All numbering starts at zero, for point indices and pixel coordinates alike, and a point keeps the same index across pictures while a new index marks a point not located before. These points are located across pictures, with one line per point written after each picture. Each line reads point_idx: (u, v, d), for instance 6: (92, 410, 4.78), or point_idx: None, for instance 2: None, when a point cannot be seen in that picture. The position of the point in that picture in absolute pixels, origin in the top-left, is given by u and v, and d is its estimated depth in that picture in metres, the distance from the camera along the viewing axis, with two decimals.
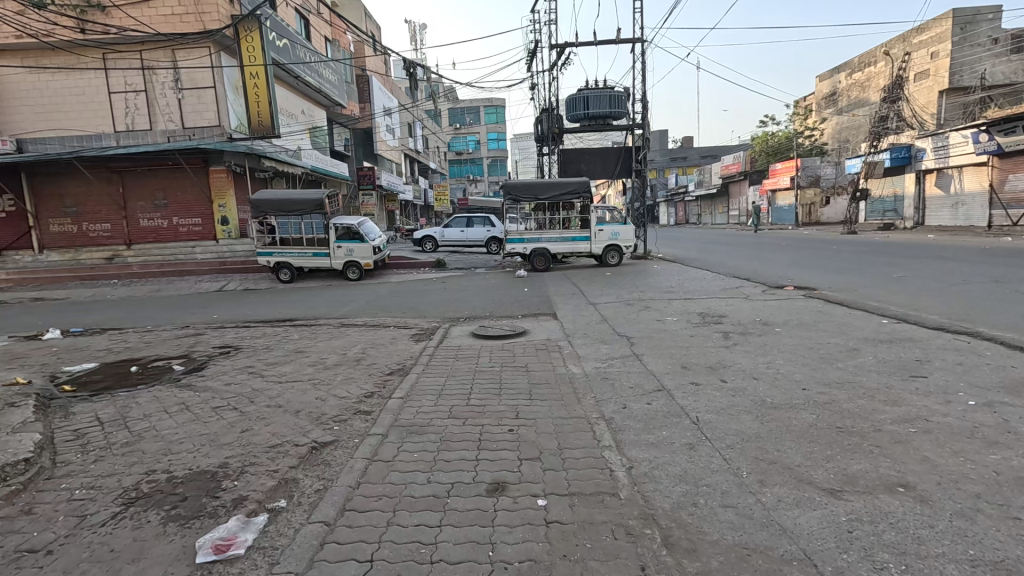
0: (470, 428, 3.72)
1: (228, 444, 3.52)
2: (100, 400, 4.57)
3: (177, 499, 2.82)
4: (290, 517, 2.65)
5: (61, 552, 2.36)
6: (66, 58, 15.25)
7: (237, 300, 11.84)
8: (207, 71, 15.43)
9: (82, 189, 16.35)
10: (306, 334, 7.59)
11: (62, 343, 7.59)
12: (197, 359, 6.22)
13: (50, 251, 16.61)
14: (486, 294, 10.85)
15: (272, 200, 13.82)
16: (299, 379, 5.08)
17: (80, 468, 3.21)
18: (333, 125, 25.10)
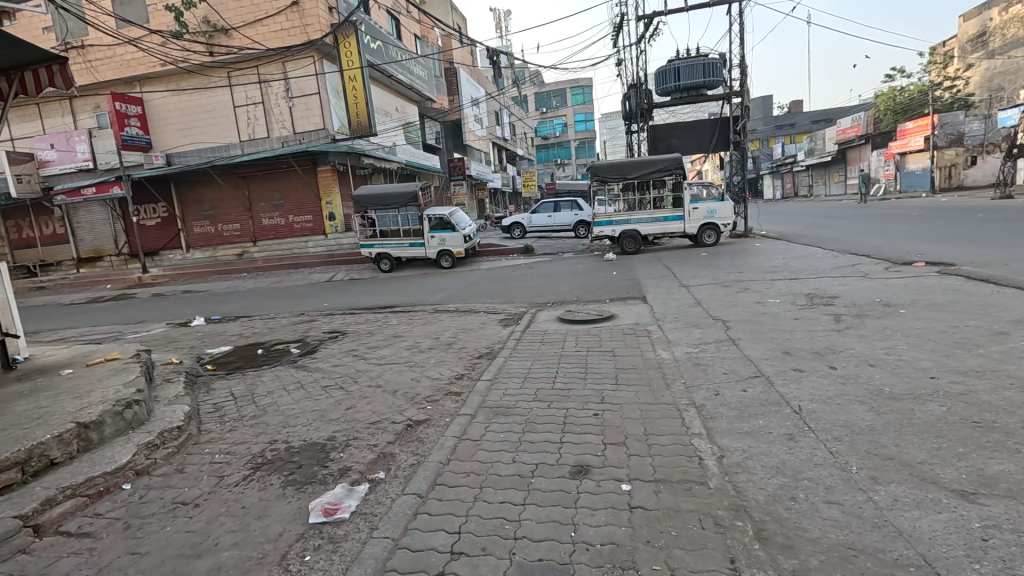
0: (555, 411, 3.77)
1: (335, 420, 3.89)
2: (234, 378, 5.26)
3: (294, 466, 3.18)
4: (387, 488, 2.88)
5: (205, 506, 2.77)
6: (199, 80, 17.36)
7: (344, 289, 12.87)
8: (312, 79, 16.80)
9: (217, 194, 18.64)
10: (403, 320, 8.10)
11: (206, 329, 8.78)
12: (311, 343, 6.90)
13: (195, 249, 19.17)
14: (574, 279, 10.79)
15: (371, 196, 14.73)
16: (396, 361, 5.46)
17: (219, 436, 3.74)
18: (425, 120, 26.15)
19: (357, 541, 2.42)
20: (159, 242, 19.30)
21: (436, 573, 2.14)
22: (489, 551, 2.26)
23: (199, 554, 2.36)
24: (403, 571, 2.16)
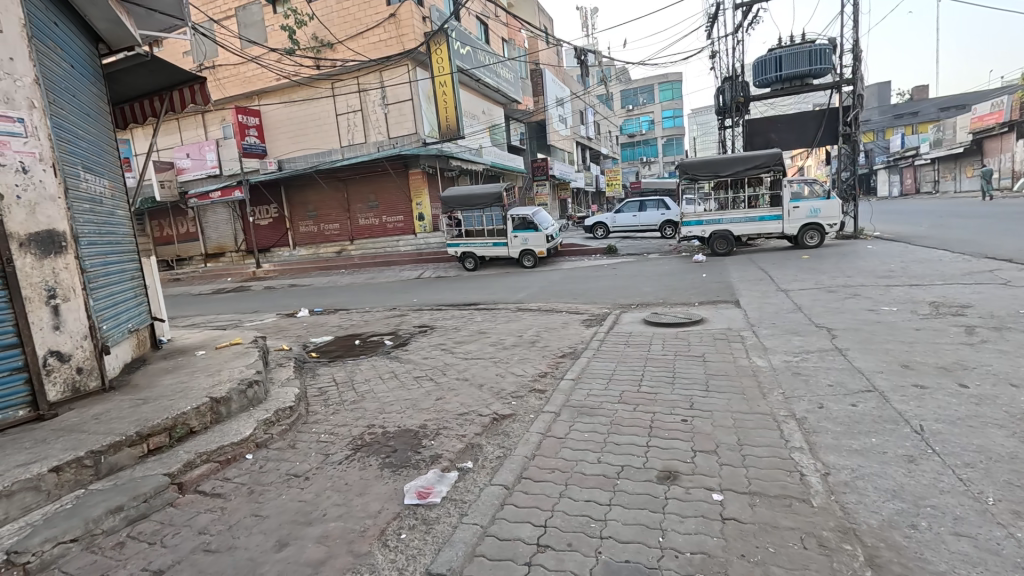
0: (641, 414, 3.70)
1: (426, 409, 4.10)
2: (336, 366, 5.72)
3: (390, 449, 3.40)
4: (476, 477, 2.99)
5: (313, 480, 3.05)
6: (307, 91, 18.94)
7: (431, 286, 13.46)
8: (406, 86, 17.72)
9: (320, 196, 20.26)
10: (488, 317, 8.35)
11: (310, 320, 9.61)
12: (402, 336, 7.32)
13: (300, 247, 20.95)
14: (659, 280, 10.46)
15: (458, 197, 15.25)
16: (481, 356, 5.64)
17: (324, 417, 4.09)
18: (510, 121, 26.61)
19: (449, 524, 2.55)
20: (271, 241, 21.34)
21: (523, 562, 2.20)
22: (575, 547, 2.28)
23: (310, 522, 2.61)
24: (493, 558, 2.25)
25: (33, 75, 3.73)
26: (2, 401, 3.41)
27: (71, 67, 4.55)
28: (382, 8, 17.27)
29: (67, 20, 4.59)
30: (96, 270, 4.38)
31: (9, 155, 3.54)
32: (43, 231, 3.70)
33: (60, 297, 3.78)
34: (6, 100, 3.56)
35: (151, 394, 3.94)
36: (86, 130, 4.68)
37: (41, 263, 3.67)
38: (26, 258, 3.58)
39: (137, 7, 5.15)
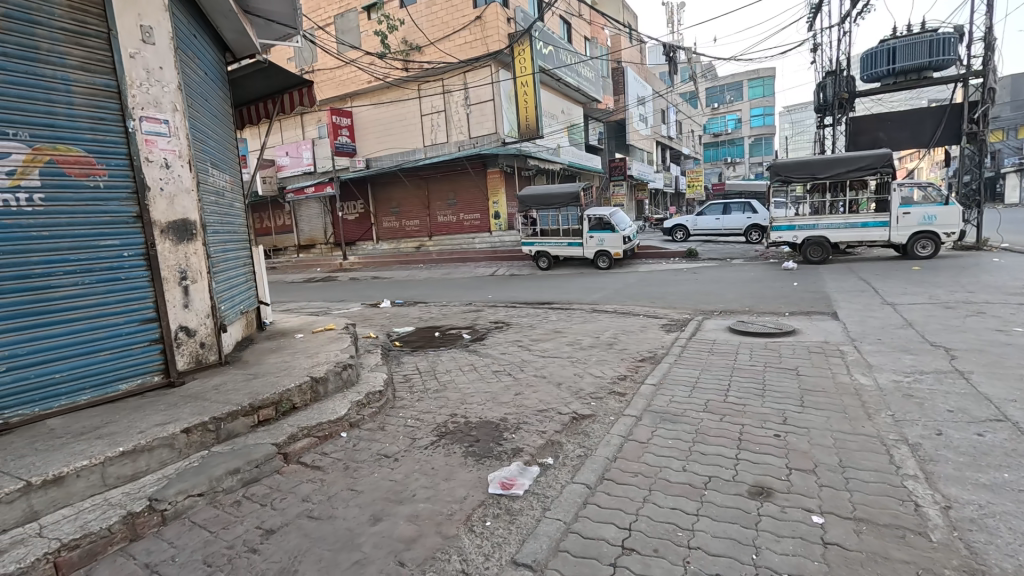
0: (730, 425, 3.55)
1: (506, 403, 4.18)
2: (418, 355, 5.98)
3: (472, 439, 3.51)
4: (557, 474, 3.02)
5: (402, 461, 3.22)
6: (395, 93, 19.82)
7: (506, 283, 13.66)
8: (488, 87, 18.06)
9: (402, 194, 21.20)
10: (563, 316, 8.34)
11: (392, 310, 10.09)
12: (480, 330, 7.50)
13: (383, 242, 22.03)
14: (745, 287, 9.93)
15: (535, 196, 15.30)
16: (559, 355, 5.65)
17: (410, 403, 4.30)
18: (589, 121, 26.35)
19: (532, 517, 2.59)
20: (356, 235, 22.65)
21: (609, 562, 2.19)
22: (661, 554, 2.23)
23: (401, 501, 2.75)
24: (577, 554, 2.26)
25: (177, 81, 4.23)
26: (142, 366, 3.89)
27: (204, 75, 5.10)
28: (469, 11, 17.72)
29: (203, 33, 5.15)
30: (217, 257, 4.87)
31: (156, 152, 4.04)
32: (179, 220, 4.18)
33: (190, 278, 4.26)
34: (156, 104, 4.06)
35: (261, 370, 4.33)
36: (214, 132, 5.22)
37: (177, 249, 4.15)
38: (164, 243, 4.07)
39: (259, 18, 5.65)
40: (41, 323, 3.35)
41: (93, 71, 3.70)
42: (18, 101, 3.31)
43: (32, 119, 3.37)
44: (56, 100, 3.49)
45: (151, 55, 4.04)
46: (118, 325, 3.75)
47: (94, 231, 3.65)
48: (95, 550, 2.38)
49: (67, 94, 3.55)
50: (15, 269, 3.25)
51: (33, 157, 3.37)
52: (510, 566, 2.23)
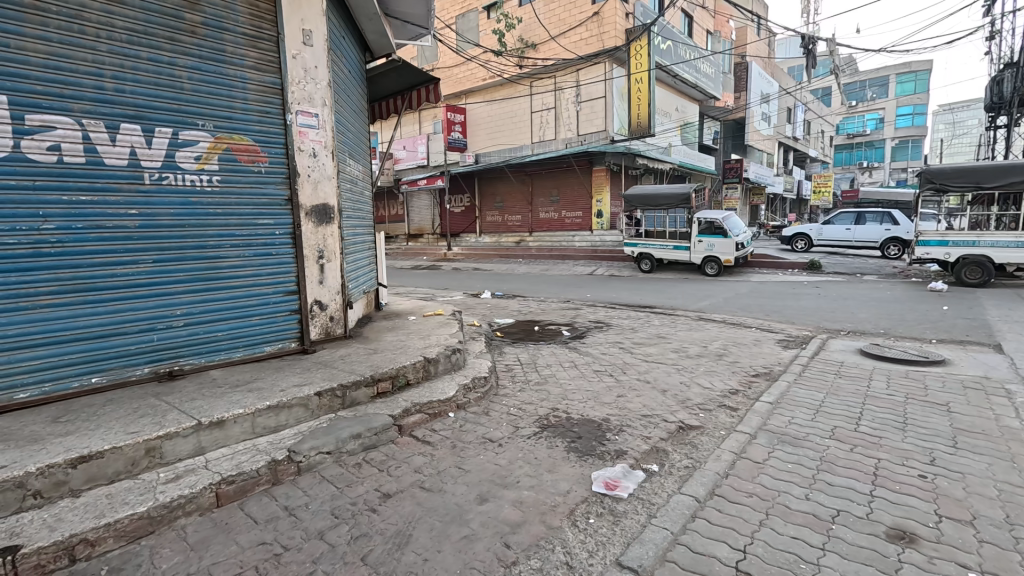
0: (863, 458, 3.19)
1: (608, 403, 4.12)
2: (519, 347, 6.09)
3: (575, 435, 3.51)
4: (664, 482, 2.92)
5: (506, 448, 3.31)
6: (508, 90, 20.27)
7: (605, 283, 13.44)
8: (601, 83, 17.76)
9: (507, 189, 21.67)
10: (666, 321, 8.02)
11: (493, 302, 10.38)
12: (579, 328, 7.46)
13: (485, 235, 22.69)
14: (880, 307, 8.82)
15: (642, 196, 14.71)
16: (663, 361, 5.45)
17: (512, 392, 4.41)
18: (705, 119, 24.99)
19: (637, 522, 2.53)
20: (461, 227, 23.57)
21: None
22: None
23: (506, 485, 2.83)
24: (685, 567, 2.18)
25: (328, 80, 4.66)
26: (283, 332, 4.39)
27: (348, 73, 5.57)
28: (587, 7, 17.57)
29: (350, 35, 5.62)
30: (349, 240, 5.33)
31: (307, 143, 4.49)
32: (322, 205, 4.62)
33: (326, 257, 4.70)
34: (310, 99, 4.51)
35: (379, 346, 4.68)
36: (352, 125, 5.70)
37: (317, 230, 4.60)
38: (308, 225, 4.52)
39: (396, 20, 6.06)
40: (209, 288, 3.90)
41: (264, 71, 4.22)
42: (207, 97, 3.87)
43: (216, 112, 3.92)
44: (236, 96, 4.03)
45: (309, 55, 4.49)
46: (266, 295, 4.26)
47: (256, 211, 4.17)
48: (246, 488, 2.73)
49: (243, 90, 4.08)
50: (196, 241, 3.81)
51: (215, 145, 3.91)
52: (615, 567, 2.20)
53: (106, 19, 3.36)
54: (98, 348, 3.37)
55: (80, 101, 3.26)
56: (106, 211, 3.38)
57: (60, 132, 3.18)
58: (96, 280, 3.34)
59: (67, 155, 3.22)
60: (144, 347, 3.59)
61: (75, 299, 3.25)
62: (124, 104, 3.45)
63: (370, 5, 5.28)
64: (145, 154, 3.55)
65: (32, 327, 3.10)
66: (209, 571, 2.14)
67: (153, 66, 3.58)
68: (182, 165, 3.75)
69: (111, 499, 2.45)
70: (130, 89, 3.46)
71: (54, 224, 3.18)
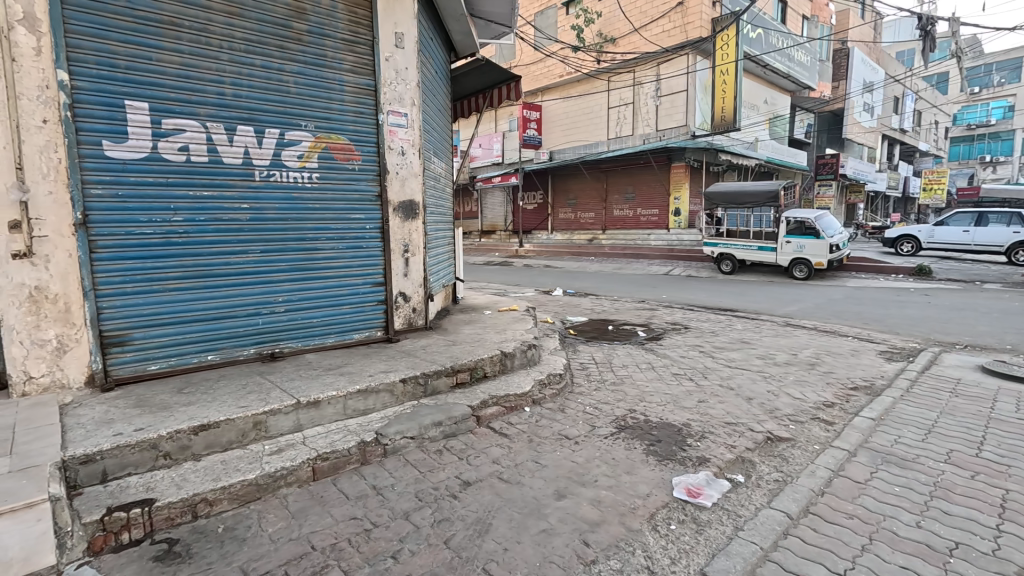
0: (986, 487, 2.84)
1: (689, 408, 3.98)
2: (593, 346, 6.02)
3: (654, 439, 3.42)
4: (751, 494, 2.77)
5: (583, 446, 3.29)
6: (586, 86, 20.06)
7: (683, 284, 12.96)
8: (683, 76, 17.03)
9: (581, 186, 21.47)
10: (750, 326, 7.59)
11: (566, 299, 10.34)
12: (655, 329, 7.25)
13: (557, 232, 22.66)
14: (1004, 319, 7.80)
15: (724, 193, 13.95)
16: (748, 368, 5.17)
17: (588, 391, 4.37)
18: (797, 111, 23.29)
19: (723, 533, 2.42)
20: (534, 224, 23.72)
21: None
22: None
23: (583, 483, 2.82)
24: None
25: (417, 80, 4.84)
26: (370, 321, 4.64)
27: (434, 73, 5.75)
28: None
29: (437, 37, 5.81)
30: (431, 235, 5.54)
31: (396, 141, 4.70)
32: (408, 201, 4.83)
33: (411, 251, 4.90)
34: (400, 100, 4.72)
35: (458, 339, 4.82)
36: (437, 123, 5.88)
37: (404, 225, 4.81)
38: (395, 220, 4.74)
39: (481, 20, 6.19)
40: (307, 278, 4.20)
41: (360, 73, 4.46)
42: (310, 99, 4.15)
43: (317, 113, 4.20)
44: (334, 98, 4.29)
45: (401, 57, 4.68)
46: (356, 285, 4.52)
47: (349, 206, 4.42)
48: (339, 465, 2.93)
49: (341, 92, 4.34)
50: (296, 234, 4.12)
51: (315, 144, 4.20)
52: None
53: (228, 30, 3.70)
54: (214, 329, 3.75)
55: (205, 106, 3.63)
56: (223, 205, 3.74)
57: (188, 134, 3.55)
58: (214, 268, 3.71)
59: (193, 155, 3.59)
60: (252, 329, 3.95)
61: (196, 284, 3.63)
62: (239, 108, 3.78)
63: (457, 7, 5.43)
64: (257, 153, 3.88)
65: (163, 307, 3.51)
66: (309, 539, 2.31)
67: (264, 72, 3.90)
68: (287, 163, 4.05)
69: (226, 465, 2.72)
70: (246, 94, 3.80)
71: (182, 216, 3.56)
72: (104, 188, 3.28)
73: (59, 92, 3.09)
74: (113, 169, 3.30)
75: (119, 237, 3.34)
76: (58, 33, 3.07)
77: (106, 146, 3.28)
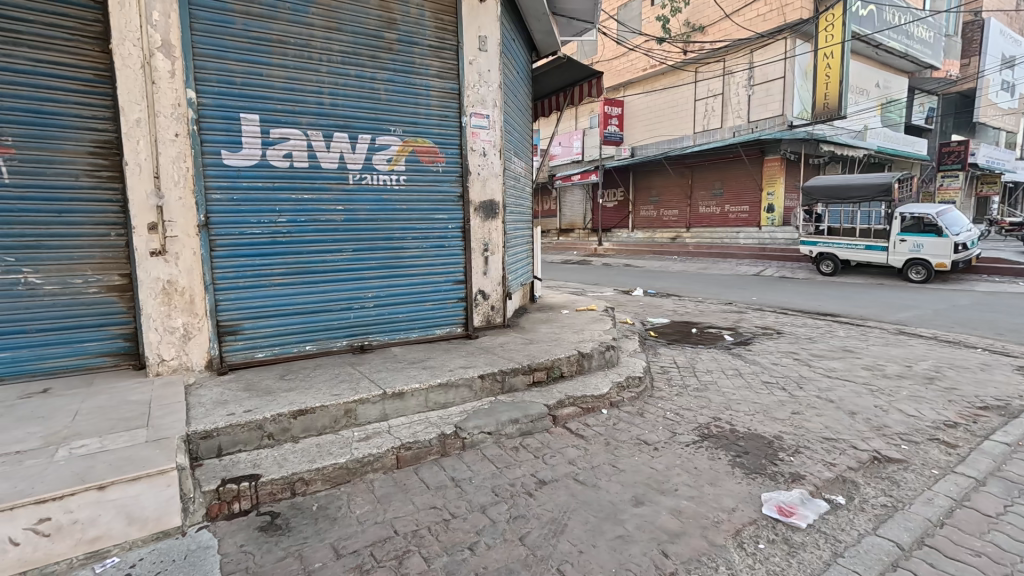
0: None
1: (781, 420, 3.70)
2: (675, 349, 5.80)
3: (741, 450, 3.22)
4: (853, 518, 2.52)
5: (663, 452, 3.18)
6: (671, 79, 19.34)
7: (776, 286, 12.09)
8: (780, 62, 15.78)
9: (664, 182, 20.69)
10: (854, 333, 6.92)
11: (646, 300, 10.04)
12: (743, 334, 6.83)
13: (638, 230, 22.06)
14: None
15: (826, 187, 12.85)
16: (852, 379, 4.71)
17: (669, 396, 4.22)
18: (915, 94, 20.83)
19: (818, 557, 2.23)
20: (613, 222, 23.26)
21: None
22: None
23: (662, 491, 2.72)
24: None
25: (499, 82, 4.91)
26: (451, 317, 4.79)
27: (516, 73, 5.80)
28: None
29: (519, 37, 5.86)
30: (511, 234, 5.61)
31: (478, 143, 4.81)
32: (488, 201, 4.92)
33: (490, 250, 5.00)
34: (483, 102, 4.82)
35: (535, 337, 4.85)
36: (518, 124, 5.93)
37: (484, 225, 4.91)
38: (476, 219, 4.85)
39: (563, 18, 6.16)
40: (393, 275, 4.42)
41: (445, 77, 4.61)
42: (398, 105, 4.36)
43: (404, 118, 4.40)
44: (420, 103, 4.47)
45: (484, 60, 4.78)
46: (438, 283, 4.69)
47: (433, 207, 4.60)
48: (421, 455, 3.05)
49: (427, 97, 4.51)
50: (384, 233, 4.34)
51: (403, 148, 4.40)
52: None
53: (327, 44, 3.98)
54: (311, 321, 4.06)
55: (306, 116, 3.93)
56: (320, 207, 4.03)
57: (291, 142, 3.87)
58: (312, 265, 4.02)
59: (296, 162, 3.91)
60: (344, 323, 4.22)
61: (296, 280, 3.96)
62: (335, 116, 4.06)
63: (539, 6, 5.44)
64: (350, 158, 4.15)
65: (268, 301, 3.87)
66: (392, 524, 2.44)
67: (358, 81, 4.15)
68: (377, 167, 4.29)
69: (320, 448, 2.94)
70: (342, 103, 4.07)
71: (286, 218, 3.89)
72: (223, 193, 3.66)
73: (188, 109, 3.50)
74: (229, 176, 3.68)
75: (234, 237, 3.72)
76: (188, 56, 3.47)
77: (224, 155, 3.66)
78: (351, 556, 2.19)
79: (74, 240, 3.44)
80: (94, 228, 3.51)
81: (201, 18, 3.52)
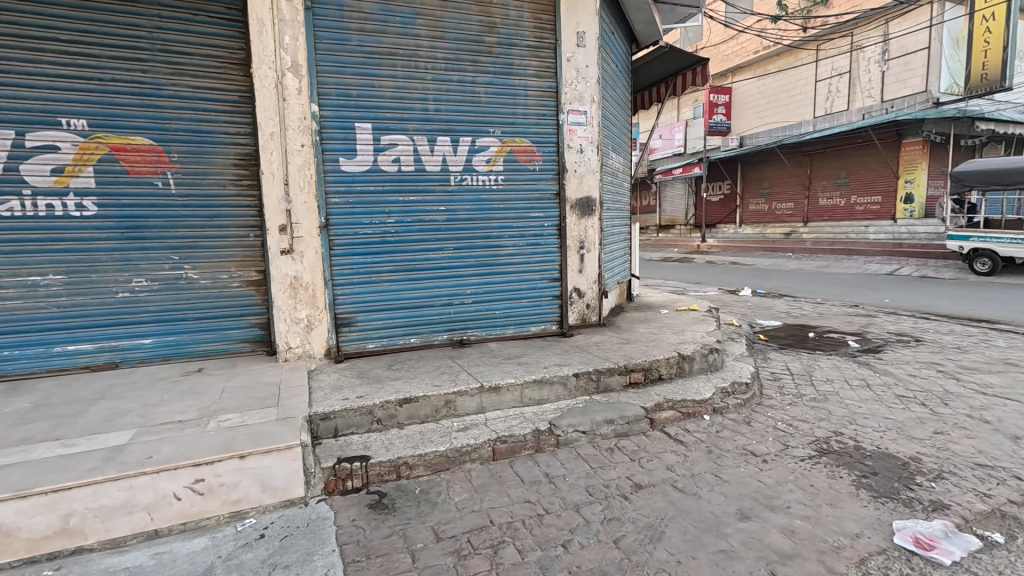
0: None
1: (920, 440, 3.25)
2: (789, 354, 5.32)
3: (868, 470, 2.88)
4: (1014, 560, 2.14)
5: (774, 465, 2.94)
6: (787, 59, 17.77)
7: (914, 286, 10.62)
8: (924, 31, 13.70)
9: (777, 173, 19.03)
10: (1019, 343, 5.86)
11: (756, 300, 9.33)
12: (873, 340, 6.08)
13: (747, 225, 20.55)
14: None
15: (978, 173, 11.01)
16: (1015, 398, 3.99)
17: (780, 405, 3.89)
18: None
19: None
20: (719, 217, 21.88)
21: None
22: None
23: (772, 507, 2.52)
24: None
25: (597, 77, 4.83)
26: (546, 314, 4.82)
27: (615, 66, 5.68)
28: None
29: (619, 29, 5.71)
30: (608, 231, 5.52)
31: (576, 140, 4.78)
32: (585, 198, 4.87)
33: (586, 247, 4.94)
34: (580, 98, 4.77)
35: (632, 337, 4.72)
36: (616, 118, 5.80)
37: (580, 222, 4.87)
38: (572, 217, 4.83)
39: (664, 5, 5.83)
40: (492, 272, 4.54)
41: (543, 76, 4.64)
42: (498, 106, 4.46)
43: (503, 119, 4.49)
44: (519, 104, 4.55)
45: (582, 56, 4.73)
46: (534, 280, 4.74)
47: (529, 205, 4.65)
48: (515, 449, 3.12)
49: (525, 97, 4.57)
50: (482, 232, 4.48)
51: (501, 148, 4.51)
52: None
53: (432, 53, 4.19)
54: (415, 316, 4.32)
55: (413, 122, 4.17)
56: (425, 208, 4.26)
57: (399, 147, 4.14)
58: (417, 263, 4.27)
59: (403, 166, 4.17)
60: (445, 318, 4.43)
61: (403, 277, 4.23)
62: (439, 121, 4.26)
63: None
64: (452, 160, 4.33)
65: (379, 296, 4.18)
66: (488, 513, 2.52)
67: (460, 86, 4.31)
68: (477, 168, 4.43)
69: (422, 436, 3.11)
70: (445, 108, 4.26)
71: (395, 219, 4.17)
72: (340, 197, 4.01)
73: (312, 122, 3.87)
74: (346, 181, 4.02)
75: (349, 236, 4.06)
76: (313, 74, 3.84)
77: (342, 162, 4.00)
78: (449, 540, 2.30)
79: (221, 241, 3.98)
80: (237, 231, 4.03)
81: (324, 38, 3.88)
